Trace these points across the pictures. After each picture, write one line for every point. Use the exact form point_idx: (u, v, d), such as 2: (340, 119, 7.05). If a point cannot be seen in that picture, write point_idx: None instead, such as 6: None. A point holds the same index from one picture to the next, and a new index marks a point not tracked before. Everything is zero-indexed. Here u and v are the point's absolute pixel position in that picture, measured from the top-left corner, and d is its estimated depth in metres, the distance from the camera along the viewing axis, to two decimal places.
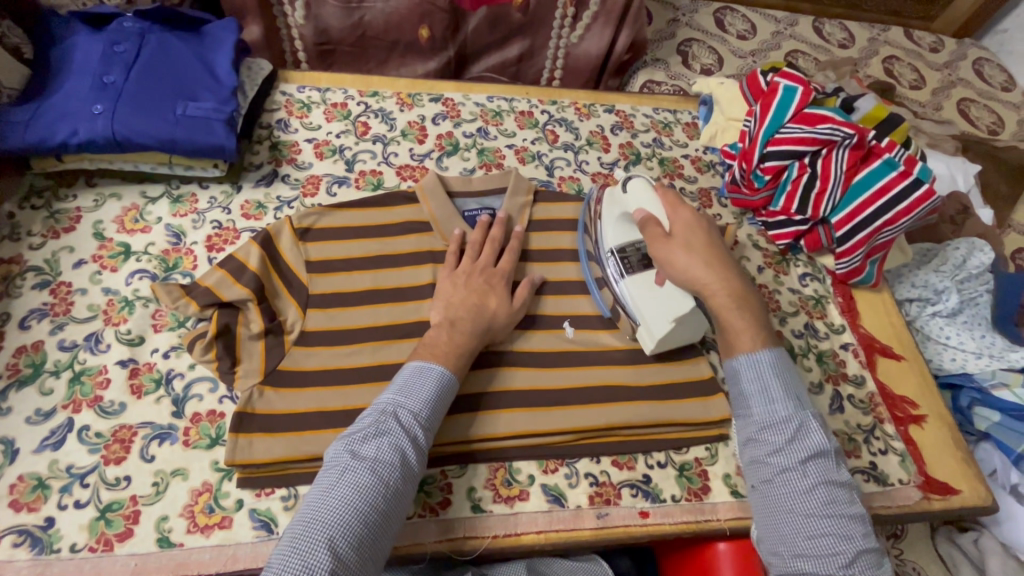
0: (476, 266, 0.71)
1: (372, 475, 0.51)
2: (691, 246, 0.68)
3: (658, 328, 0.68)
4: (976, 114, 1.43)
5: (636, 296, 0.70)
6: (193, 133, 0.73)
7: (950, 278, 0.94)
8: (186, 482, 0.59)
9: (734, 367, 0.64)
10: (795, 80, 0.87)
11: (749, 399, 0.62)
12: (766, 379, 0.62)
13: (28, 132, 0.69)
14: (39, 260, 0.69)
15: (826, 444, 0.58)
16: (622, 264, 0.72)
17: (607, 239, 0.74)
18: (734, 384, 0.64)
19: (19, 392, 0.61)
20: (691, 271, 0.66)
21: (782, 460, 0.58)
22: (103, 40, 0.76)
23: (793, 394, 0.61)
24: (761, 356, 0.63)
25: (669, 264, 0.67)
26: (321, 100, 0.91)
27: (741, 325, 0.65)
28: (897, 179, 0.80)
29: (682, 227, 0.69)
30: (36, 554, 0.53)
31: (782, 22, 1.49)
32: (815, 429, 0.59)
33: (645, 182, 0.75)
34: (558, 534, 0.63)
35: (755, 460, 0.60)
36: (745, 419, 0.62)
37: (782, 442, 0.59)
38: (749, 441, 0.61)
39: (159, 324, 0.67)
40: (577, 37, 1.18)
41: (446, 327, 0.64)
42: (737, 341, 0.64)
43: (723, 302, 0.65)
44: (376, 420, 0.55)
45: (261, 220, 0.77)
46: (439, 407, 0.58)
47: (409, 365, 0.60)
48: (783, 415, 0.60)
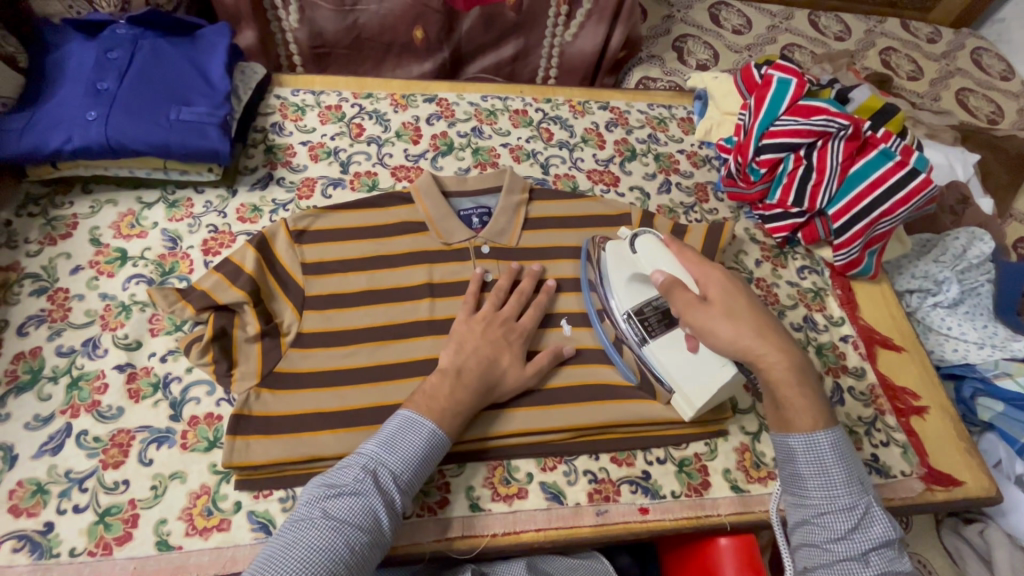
0: (496, 317, 0.68)
1: (337, 537, 0.49)
2: (734, 312, 0.59)
3: (697, 397, 0.64)
4: (975, 104, 1.43)
5: (667, 364, 0.67)
6: (187, 138, 0.73)
7: (950, 268, 0.93)
8: (184, 485, 0.59)
9: (788, 447, 0.58)
10: (789, 71, 0.87)
11: (807, 482, 0.57)
12: (827, 464, 0.56)
13: (23, 139, 0.69)
14: (36, 267, 0.70)
15: (891, 534, 0.54)
16: (642, 327, 0.69)
17: (621, 302, 0.70)
18: (788, 463, 0.58)
19: (17, 398, 0.61)
20: (740, 342, 0.58)
21: (844, 548, 0.53)
22: (96, 48, 0.76)
23: (855, 477, 0.56)
24: (821, 437, 0.56)
25: (712, 336, 0.59)
26: (315, 103, 0.91)
27: (803, 402, 0.57)
28: (893, 169, 0.80)
29: (719, 291, 0.61)
30: (37, 558, 0.54)
31: (777, 16, 1.49)
32: (879, 518, 0.55)
33: (654, 238, 0.69)
34: (557, 532, 0.63)
35: (809, 542, 0.56)
36: (800, 499, 0.57)
37: (843, 530, 0.54)
38: (802, 522, 0.57)
39: (156, 328, 0.67)
40: (571, 35, 1.18)
41: (451, 376, 0.61)
42: (796, 420, 0.57)
43: (783, 377, 0.57)
44: (354, 475, 0.53)
45: (257, 223, 0.77)
46: (422, 467, 0.56)
47: (400, 415, 0.58)
48: (847, 503, 0.55)
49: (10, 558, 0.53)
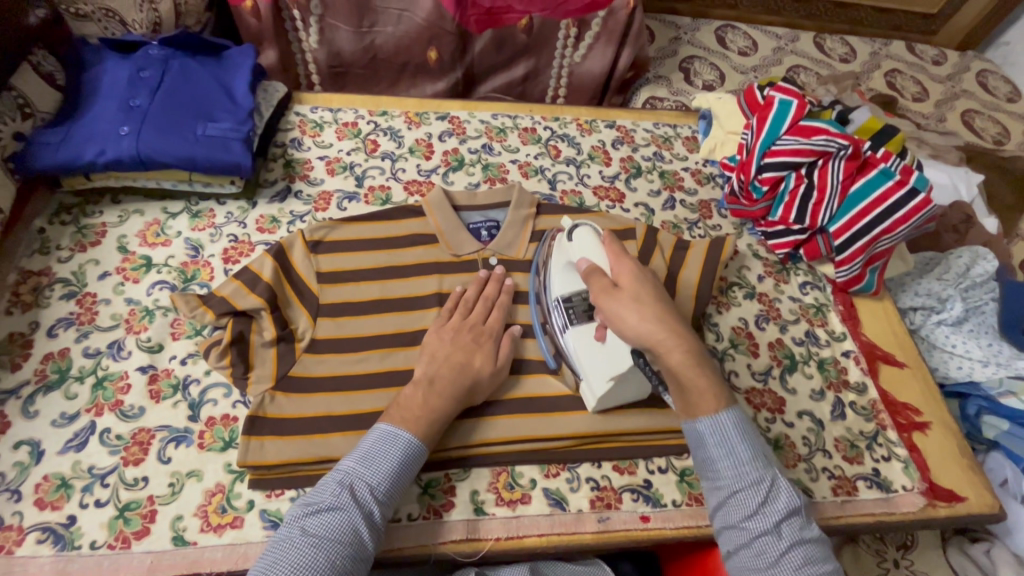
0: (466, 323, 0.70)
1: (317, 553, 0.51)
2: (640, 298, 0.61)
3: (599, 387, 0.66)
4: (980, 125, 1.44)
5: (580, 353, 0.67)
6: (212, 151, 0.77)
7: (954, 286, 0.94)
8: (200, 483, 0.61)
9: (696, 432, 0.59)
10: (790, 93, 0.90)
11: (717, 464, 0.57)
12: (733, 442, 0.57)
13: (60, 152, 0.73)
14: (66, 273, 0.73)
15: (797, 501, 0.56)
16: (566, 314, 0.69)
17: (553, 288, 0.71)
18: (699, 447, 0.59)
19: (46, 396, 0.64)
20: (643, 327, 0.59)
21: (757, 524, 0.54)
22: (130, 67, 0.81)
23: (759, 452, 0.57)
24: (724, 417, 0.58)
25: (618, 321, 0.60)
26: (332, 120, 0.95)
27: (704, 386, 0.58)
28: (893, 188, 0.82)
29: (631, 280, 0.63)
30: (59, 550, 0.56)
31: (783, 38, 1.52)
32: (784, 488, 0.56)
33: (592, 231, 0.70)
34: (559, 537, 0.64)
35: (728, 525, 0.56)
36: (714, 481, 0.58)
37: (754, 506, 0.55)
38: (720, 506, 0.57)
39: (177, 332, 0.70)
40: (580, 56, 1.22)
41: (424, 386, 0.63)
42: (700, 403, 0.59)
43: (682, 360, 0.58)
44: (332, 491, 0.55)
45: (275, 233, 0.80)
46: (400, 478, 0.58)
47: (377, 430, 0.60)
48: (754, 477, 0.56)
49: (34, 549, 0.56)
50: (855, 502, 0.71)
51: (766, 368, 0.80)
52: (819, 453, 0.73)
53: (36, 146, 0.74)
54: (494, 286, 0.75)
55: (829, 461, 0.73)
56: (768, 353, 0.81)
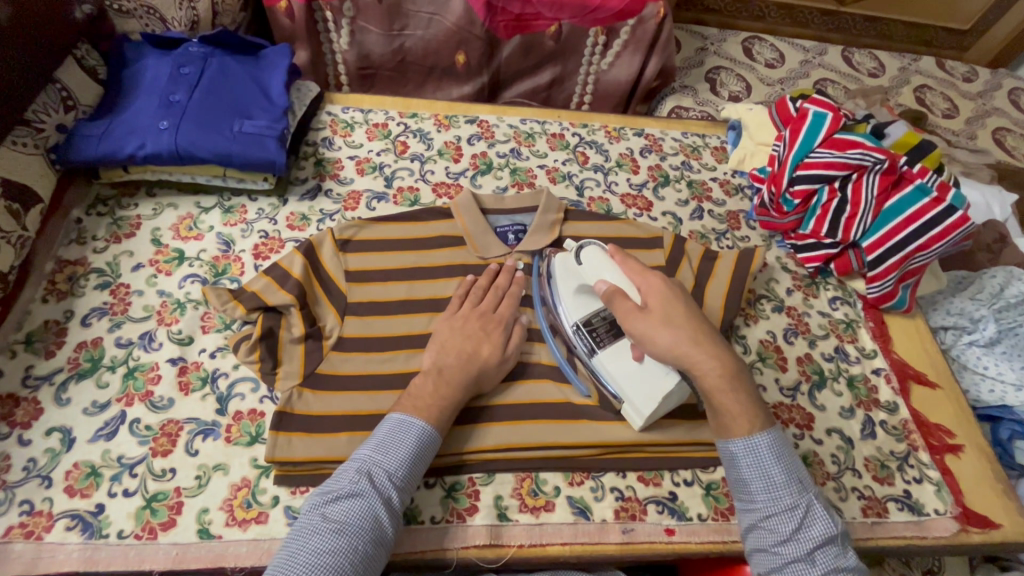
0: (475, 311, 0.70)
1: (340, 539, 0.50)
2: (670, 319, 0.62)
3: (644, 406, 0.65)
4: (1013, 144, 1.42)
5: (615, 375, 0.67)
6: (247, 149, 0.78)
7: (987, 306, 0.92)
8: (226, 477, 0.61)
9: (730, 453, 0.60)
10: (825, 105, 0.89)
11: (751, 486, 0.58)
12: (767, 465, 0.58)
13: (100, 144, 0.75)
14: (101, 263, 0.74)
15: (831, 530, 0.55)
16: (591, 338, 0.69)
17: (570, 314, 0.71)
18: (732, 468, 0.60)
19: (78, 384, 0.65)
20: (678, 348, 0.60)
21: (790, 550, 0.55)
22: (171, 64, 0.82)
23: (796, 477, 0.58)
24: (759, 440, 0.58)
25: (651, 344, 0.62)
26: (363, 120, 0.96)
27: (738, 407, 0.59)
28: (930, 206, 0.80)
29: (658, 300, 0.63)
30: (87, 538, 0.56)
31: (811, 51, 1.52)
32: (820, 516, 0.56)
33: (599, 249, 0.70)
34: (583, 547, 0.63)
35: (759, 548, 0.57)
36: (747, 505, 0.59)
37: (787, 532, 0.55)
38: (752, 528, 0.58)
39: (207, 326, 0.71)
40: (607, 64, 1.22)
41: (434, 375, 0.63)
42: (734, 426, 0.59)
43: (716, 382, 0.59)
44: (350, 478, 0.55)
45: (305, 231, 0.81)
46: (416, 464, 0.58)
47: (390, 419, 0.60)
48: (788, 503, 0.56)
49: (63, 535, 0.56)
50: (885, 524, 0.69)
51: (795, 383, 0.78)
52: (849, 472, 0.72)
53: (77, 137, 0.75)
54: (507, 277, 0.75)
55: (859, 481, 0.72)
56: (797, 368, 0.80)
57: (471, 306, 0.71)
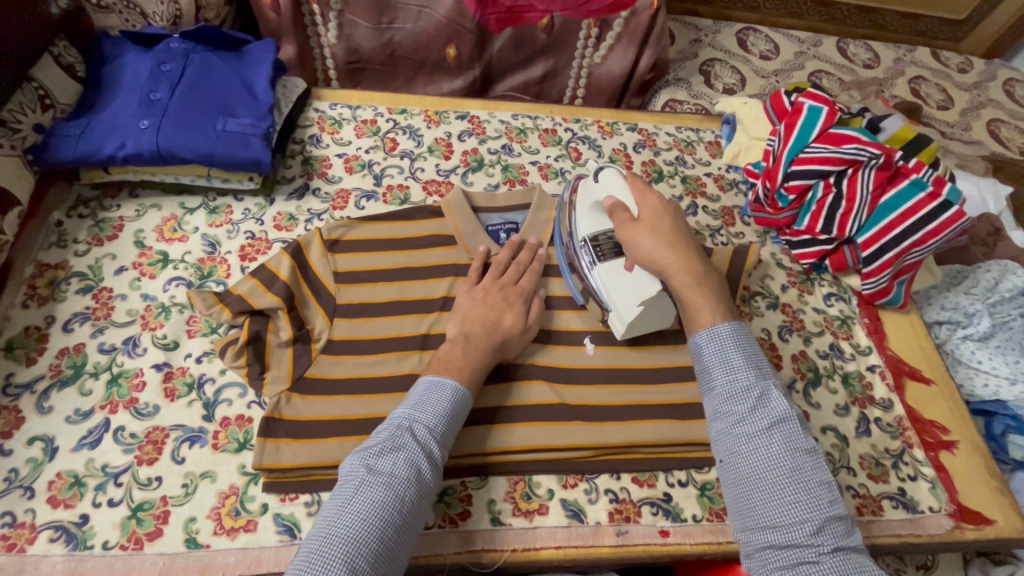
0: (497, 284, 0.72)
1: (388, 491, 0.51)
2: (656, 227, 0.68)
3: (628, 312, 0.68)
4: (1007, 135, 1.41)
5: (609, 284, 0.70)
6: (231, 148, 0.76)
7: (981, 300, 0.92)
8: (214, 484, 0.60)
9: (697, 345, 0.64)
10: (820, 100, 0.88)
11: (713, 373, 0.61)
12: (728, 353, 0.62)
13: (79, 145, 0.73)
14: (83, 266, 0.73)
15: (788, 411, 0.58)
16: (594, 252, 0.71)
17: (580, 230, 0.74)
18: (698, 360, 0.63)
19: (60, 392, 0.63)
20: (654, 251, 0.67)
21: (747, 428, 0.57)
22: (151, 60, 0.80)
23: (754, 363, 0.61)
24: (722, 328, 0.63)
25: (633, 246, 0.69)
26: (351, 117, 0.94)
27: (703, 301, 0.65)
28: (925, 200, 0.80)
29: (650, 211, 0.70)
30: (71, 549, 0.55)
31: (806, 43, 1.50)
32: (776, 398, 0.59)
33: (617, 172, 0.75)
34: (577, 550, 0.62)
35: (720, 432, 0.59)
36: (710, 392, 0.61)
37: (745, 411, 0.58)
38: (715, 414, 0.60)
39: (193, 330, 0.70)
40: (600, 57, 1.20)
41: (461, 342, 0.64)
42: (698, 317, 0.64)
43: (684, 281, 0.66)
44: (391, 434, 0.55)
45: (293, 232, 0.79)
46: (454, 421, 0.58)
47: (424, 380, 0.60)
48: (745, 384, 0.59)
49: (46, 547, 0.55)
50: (880, 522, 0.69)
51: (790, 380, 0.78)
52: (844, 470, 0.72)
53: (55, 138, 0.73)
54: (509, 253, 0.76)
55: (853, 479, 0.71)
56: (791, 365, 0.79)
57: (492, 278, 0.72)
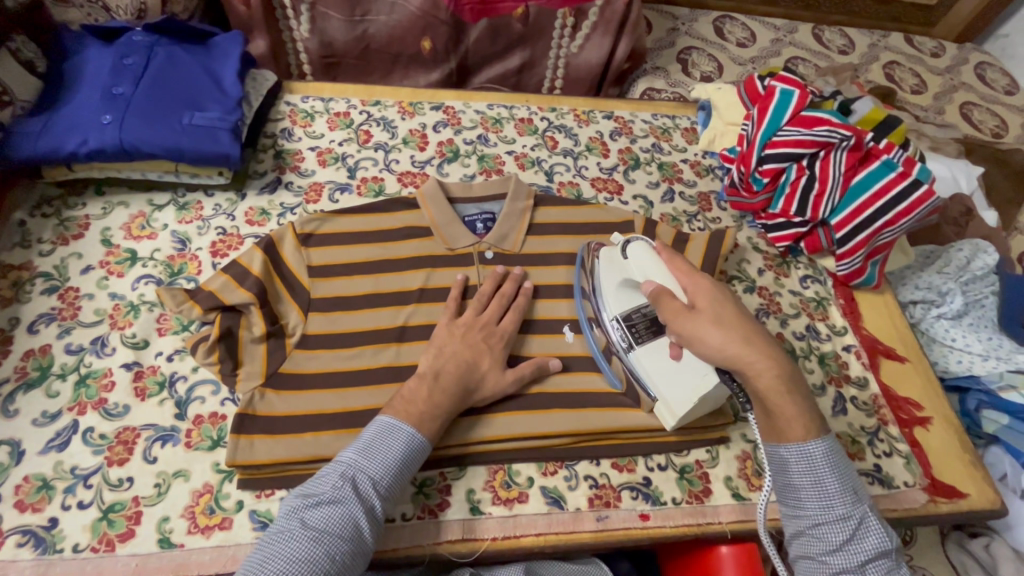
0: (478, 321, 0.68)
1: (317, 547, 0.49)
2: (722, 320, 0.58)
3: (680, 406, 0.63)
4: (979, 117, 1.43)
5: (653, 373, 0.66)
6: (197, 142, 0.74)
7: (954, 279, 0.94)
8: (187, 483, 0.59)
9: (780, 457, 0.58)
10: (792, 83, 0.88)
11: (801, 493, 0.57)
12: (821, 473, 0.56)
13: (39, 141, 0.71)
14: (48, 266, 0.71)
15: (887, 544, 0.55)
16: (628, 332, 0.68)
17: (609, 308, 0.70)
18: (781, 473, 0.58)
19: (26, 394, 0.62)
20: (728, 349, 0.57)
21: (841, 560, 0.54)
22: (113, 54, 0.78)
23: (850, 486, 0.56)
24: (815, 447, 0.56)
25: (700, 344, 0.58)
26: (324, 110, 0.93)
27: (793, 412, 0.57)
28: (896, 180, 0.80)
29: (707, 300, 0.59)
30: (40, 553, 0.54)
31: (782, 30, 1.51)
32: (873, 528, 0.55)
33: (646, 245, 0.66)
34: (557, 536, 0.63)
35: (806, 555, 0.57)
36: (795, 510, 0.58)
37: (837, 542, 0.55)
38: (799, 533, 0.57)
39: (163, 328, 0.68)
40: (577, 46, 1.20)
41: (430, 379, 0.61)
42: (788, 430, 0.57)
43: (771, 384, 0.56)
44: (333, 483, 0.53)
45: (265, 226, 0.78)
46: (403, 472, 0.56)
47: (378, 421, 0.58)
48: (841, 513, 0.55)
49: (14, 552, 0.54)
50: None
51: None
52: None
53: (14, 135, 0.71)
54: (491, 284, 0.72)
55: None
56: None
57: (472, 316, 0.68)
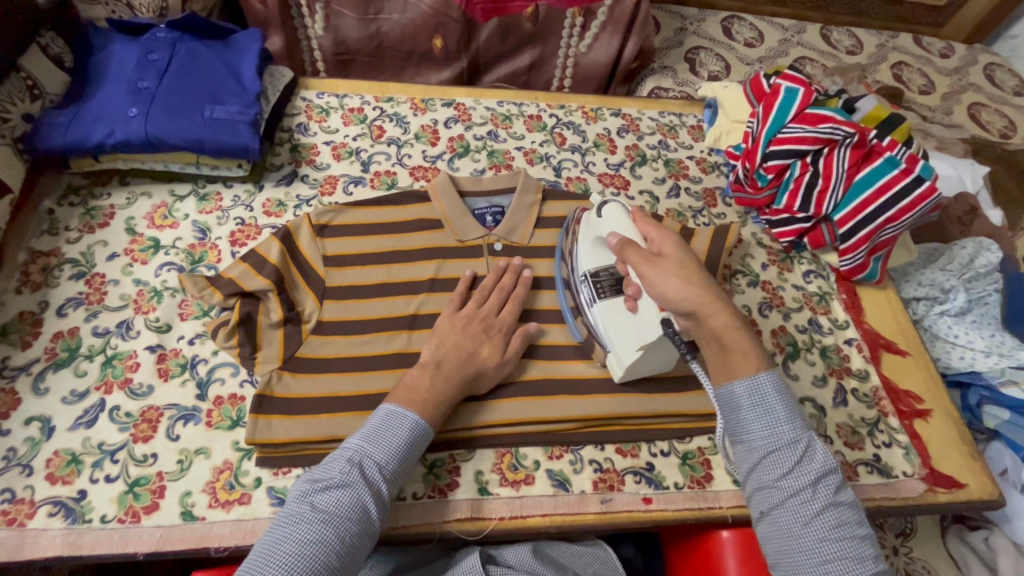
0: (478, 313, 0.69)
1: (328, 529, 0.51)
2: (683, 266, 0.61)
3: (626, 355, 0.66)
4: (987, 118, 1.44)
5: (609, 324, 0.68)
6: (219, 134, 0.77)
7: (957, 276, 0.95)
8: (208, 460, 0.62)
9: (733, 395, 0.59)
10: (797, 81, 0.90)
11: (751, 425, 0.57)
12: (770, 403, 0.57)
13: (68, 133, 0.74)
14: (75, 253, 0.74)
15: (831, 462, 0.56)
16: (594, 289, 0.70)
17: (580, 265, 0.73)
18: (731, 409, 0.59)
19: (55, 373, 0.65)
20: (687, 292, 0.59)
21: (791, 483, 0.54)
22: (138, 50, 0.81)
23: (796, 414, 0.57)
24: (762, 377, 0.58)
25: (661, 289, 0.61)
26: (338, 105, 0.95)
27: (741, 349, 0.59)
28: (899, 176, 0.82)
29: (673, 249, 0.63)
30: (69, 523, 0.57)
31: (790, 30, 1.52)
32: (818, 450, 0.56)
33: (621, 207, 0.70)
34: (562, 517, 0.65)
35: (761, 488, 0.56)
36: (747, 443, 0.58)
37: (789, 467, 0.55)
38: (753, 469, 0.57)
39: (185, 313, 0.71)
40: (586, 46, 1.22)
41: (431, 368, 0.63)
42: (739, 364, 0.59)
43: (726, 323, 0.59)
44: (341, 468, 0.55)
45: (282, 217, 0.81)
46: (407, 456, 0.58)
47: (382, 409, 0.60)
48: (790, 440, 0.56)
49: (45, 522, 0.57)
50: (856, 486, 0.72)
51: (769, 354, 0.80)
52: (822, 439, 0.74)
53: (44, 126, 0.74)
54: (499, 278, 0.74)
55: (830, 447, 0.74)
56: (771, 340, 0.81)
57: (473, 307, 0.70)
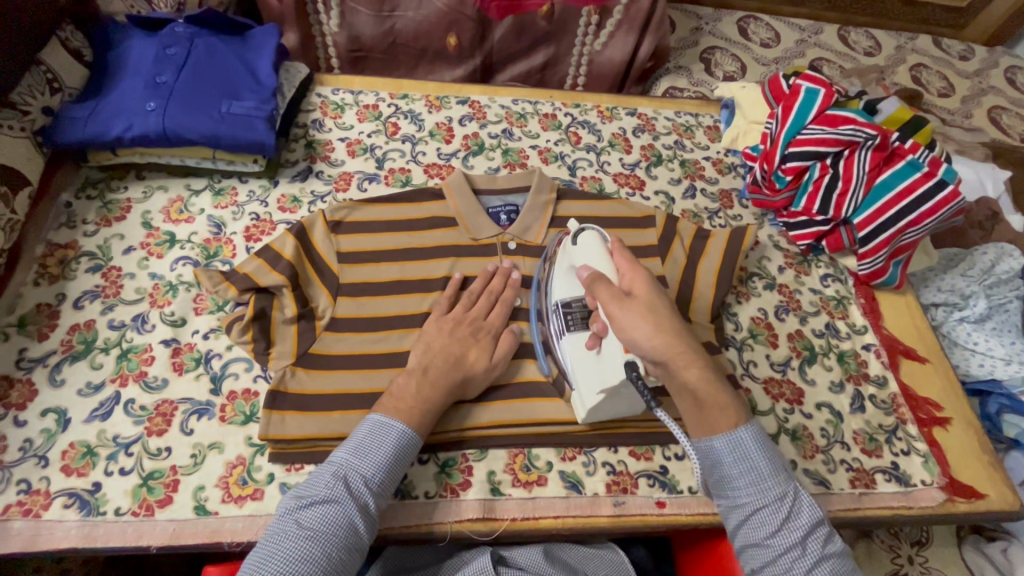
0: (466, 316, 0.69)
1: (314, 545, 0.50)
2: (654, 309, 0.57)
3: (589, 398, 0.63)
4: (1008, 122, 1.41)
5: (575, 361, 0.65)
6: (235, 129, 0.77)
7: (978, 282, 0.93)
8: (221, 455, 0.62)
9: (713, 450, 0.57)
10: (818, 81, 0.88)
11: (735, 481, 0.56)
12: (752, 457, 0.56)
13: (87, 126, 0.75)
14: (92, 246, 0.74)
15: (817, 513, 0.55)
16: (564, 319, 0.67)
17: (554, 292, 0.69)
18: (713, 466, 0.57)
19: (71, 365, 0.65)
20: (659, 340, 0.55)
21: (781, 541, 0.53)
22: (156, 44, 0.81)
23: (779, 466, 0.56)
24: (743, 433, 0.56)
25: (630, 333, 0.56)
26: (353, 102, 0.95)
27: (717, 404, 0.56)
28: (921, 180, 0.80)
29: (645, 290, 0.59)
30: (84, 515, 0.57)
31: (807, 30, 1.50)
32: (804, 501, 0.55)
33: (598, 237, 0.66)
34: (575, 520, 0.64)
35: (749, 546, 0.55)
36: (731, 501, 0.56)
37: (777, 523, 0.54)
38: (739, 526, 0.56)
39: (200, 308, 0.71)
40: (600, 44, 1.21)
41: (417, 375, 0.62)
42: (718, 421, 0.56)
43: (698, 376, 0.55)
44: (326, 483, 0.54)
45: (296, 213, 0.81)
46: (394, 468, 0.57)
47: (369, 421, 0.59)
48: (775, 494, 0.54)
49: (60, 513, 0.57)
50: (873, 494, 0.70)
51: (785, 358, 0.79)
52: (838, 445, 0.73)
53: (64, 120, 0.75)
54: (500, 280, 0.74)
55: (847, 453, 0.73)
56: (787, 344, 0.80)
57: (462, 310, 0.70)
